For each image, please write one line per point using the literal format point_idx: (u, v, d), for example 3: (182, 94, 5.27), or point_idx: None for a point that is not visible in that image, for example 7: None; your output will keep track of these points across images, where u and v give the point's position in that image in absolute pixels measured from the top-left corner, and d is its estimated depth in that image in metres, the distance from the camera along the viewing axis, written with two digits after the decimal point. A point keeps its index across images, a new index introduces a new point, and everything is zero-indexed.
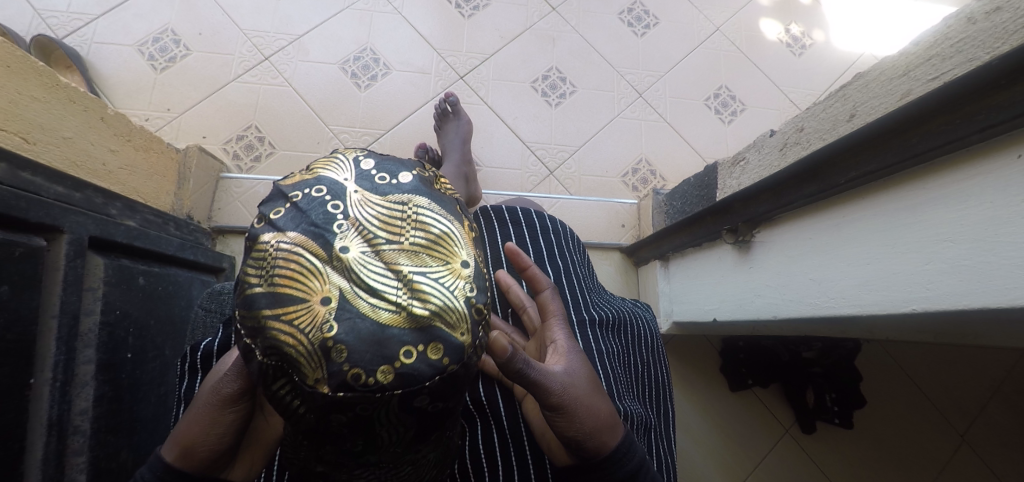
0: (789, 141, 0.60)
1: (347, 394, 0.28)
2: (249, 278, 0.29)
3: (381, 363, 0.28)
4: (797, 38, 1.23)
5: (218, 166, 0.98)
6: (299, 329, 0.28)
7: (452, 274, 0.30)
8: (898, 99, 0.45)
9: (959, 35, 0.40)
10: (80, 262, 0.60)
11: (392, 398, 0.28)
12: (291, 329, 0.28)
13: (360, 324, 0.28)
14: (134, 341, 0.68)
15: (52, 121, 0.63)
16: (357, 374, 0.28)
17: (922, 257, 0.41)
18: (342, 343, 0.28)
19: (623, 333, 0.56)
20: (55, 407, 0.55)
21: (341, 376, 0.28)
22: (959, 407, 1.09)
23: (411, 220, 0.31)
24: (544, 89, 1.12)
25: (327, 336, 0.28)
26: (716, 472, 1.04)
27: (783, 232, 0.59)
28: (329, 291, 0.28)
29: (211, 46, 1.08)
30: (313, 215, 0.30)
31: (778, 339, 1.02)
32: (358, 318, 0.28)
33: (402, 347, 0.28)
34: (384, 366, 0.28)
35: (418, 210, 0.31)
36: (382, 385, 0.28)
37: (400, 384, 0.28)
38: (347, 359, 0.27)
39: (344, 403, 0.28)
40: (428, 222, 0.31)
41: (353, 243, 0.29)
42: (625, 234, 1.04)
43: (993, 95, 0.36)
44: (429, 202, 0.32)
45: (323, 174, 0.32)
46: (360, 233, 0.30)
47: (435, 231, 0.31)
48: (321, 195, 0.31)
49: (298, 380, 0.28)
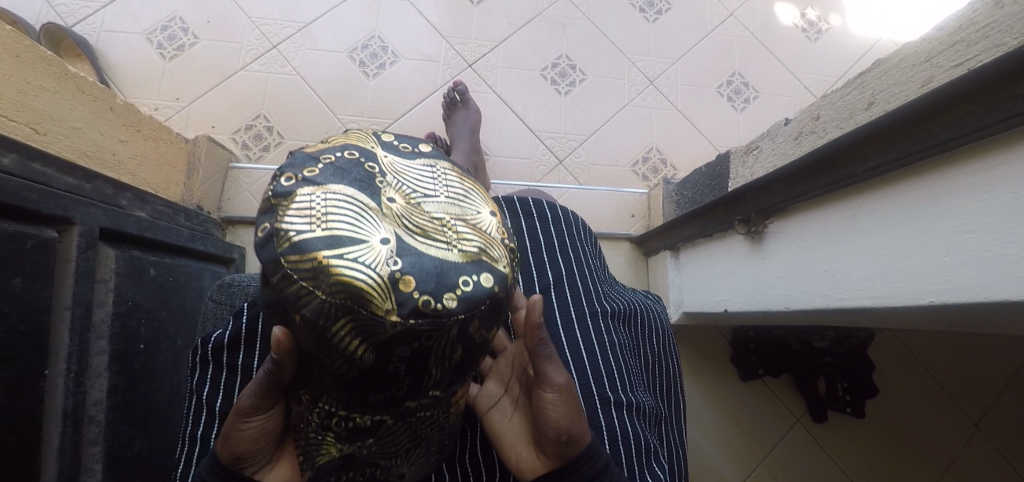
0: (804, 130, 0.58)
1: (419, 322, 0.26)
2: (292, 224, 0.26)
3: (446, 290, 0.26)
4: (813, 23, 1.20)
5: (227, 155, 0.98)
6: (364, 263, 0.25)
7: (488, 222, 0.30)
8: (919, 87, 0.43)
9: (985, 20, 0.38)
10: (91, 254, 0.61)
11: (455, 326, 0.27)
12: (355, 265, 0.25)
13: (423, 259, 0.26)
14: (146, 331, 0.69)
15: (62, 111, 0.63)
16: (429, 301, 0.26)
17: (941, 249, 0.40)
18: (408, 273, 0.25)
19: (635, 324, 0.56)
20: (70, 397, 0.56)
21: (412, 304, 0.25)
22: (975, 397, 1.08)
23: (441, 179, 0.30)
24: (554, 77, 1.10)
25: (393, 268, 0.25)
26: (725, 461, 1.03)
27: (796, 223, 0.58)
28: (385, 231, 0.26)
29: (219, 34, 1.07)
30: (353, 173, 0.28)
31: (789, 329, 1.01)
32: (419, 254, 0.26)
33: (461, 277, 0.27)
34: (450, 293, 0.26)
35: (445, 172, 0.31)
36: (450, 312, 0.26)
37: (465, 310, 0.27)
38: (417, 287, 0.25)
39: (413, 334, 0.26)
40: (455, 182, 0.31)
41: (396, 195, 0.28)
42: (635, 224, 1.02)
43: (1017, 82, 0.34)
44: (451, 167, 0.32)
45: (348, 144, 0.31)
46: (399, 189, 0.29)
47: (462, 187, 0.31)
48: (355, 158, 0.29)
49: (365, 315, 0.25)
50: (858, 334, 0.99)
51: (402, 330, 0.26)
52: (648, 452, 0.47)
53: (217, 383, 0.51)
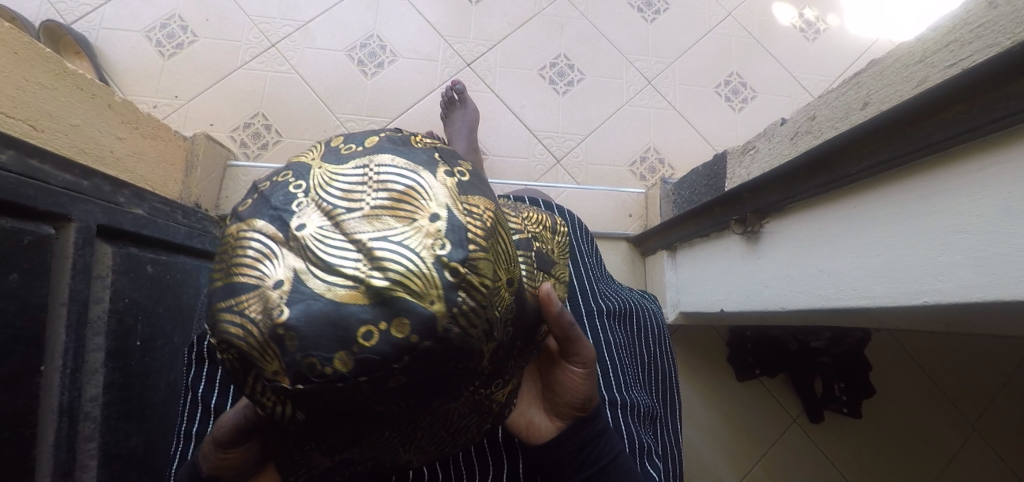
0: (800, 130, 0.58)
1: (304, 386, 0.24)
2: (213, 272, 0.26)
3: (337, 346, 0.24)
4: (811, 23, 1.20)
5: (225, 154, 0.98)
6: (251, 321, 0.24)
7: (420, 233, 0.25)
8: (913, 87, 0.43)
9: (979, 20, 0.38)
10: (88, 251, 0.61)
11: (356, 386, 0.24)
12: (243, 322, 0.24)
13: (314, 306, 0.24)
14: (143, 328, 0.69)
15: (59, 108, 0.63)
16: (312, 365, 0.24)
17: (935, 249, 0.40)
18: (294, 329, 0.23)
19: (630, 323, 0.56)
20: (65, 393, 0.56)
21: (296, 367, 0.24)
22: (971, 397, 1.08)
23: (372, 182, 0.26)
24: (552, 77, 1.11)
25: (277, 321, 0.24)
26: (721, 461, 1.03)
27: (792, 223, 0.58)
28: (282, 274, 0.24)
29: (218, 33, 1.08)
30: (274, 200, 0.26)
31: (786, 329, 1.01)
32: (312, 299, 0.24)
33: (361, 326, 0.24)
34: (340, 352, 0.24)
35: (381, 168, 0.27)
36: (340, 375, 0.24)
37: (362, 364, 0.24)
38: (300, 347, 0.24)
39: (305, 396, 0.24)
40: (390, 179, 0.26)
41: (310, 219, 0.25)
42: (632, 223, 1.03)
43: (1010, 83, 0.35)
44: (394, 159, 0.27)
45: (299, 159, 0.28)
46: (318, 208, 0.26)
47: (402, 186, 0.26)
48: (287, 178, 0.27)
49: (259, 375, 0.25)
50: (856, 334, 1.00)
51: (292, 392, 0.25)
52: (642, 451, 0.47)
53: (214, 379, 0.52)
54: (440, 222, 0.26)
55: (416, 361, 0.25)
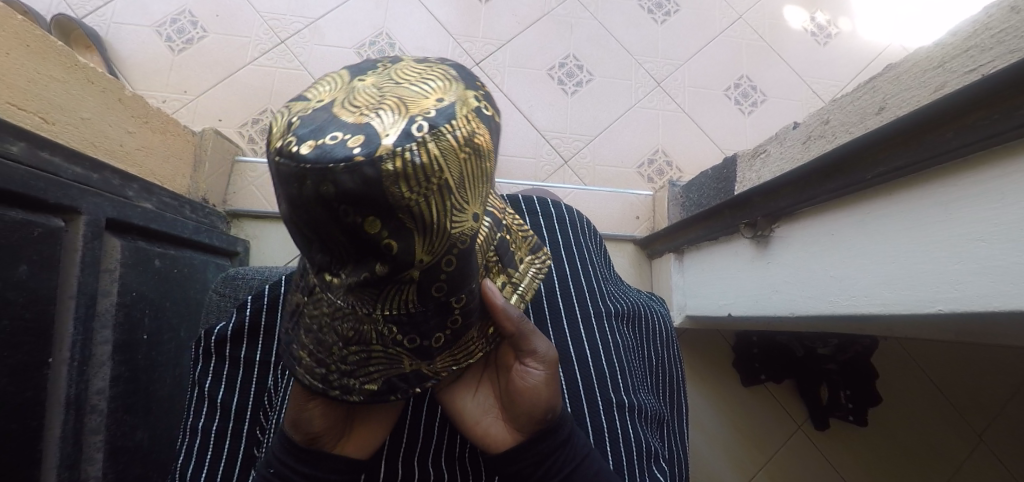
0: (813, 134, 0.58)
1: (279, 165, 0.26)
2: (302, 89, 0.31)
3: (309, 138, 0.25)
4: (823, 27, 1.20)
5: (233, 149, 0.98)
6: (292, 110, 0.28)
7: (426, 102, 0.28)
8: (932, 92, 0.43)
9: (1000, 25, 0.38)
10: (97, 244, 0.61)
11: (310, 193, 0.25)
12: (286, 111, 0.29)
13: (321, 112, 0.27)
14: (150, 322, 0.69)
15: (71, 101, 0.64)
16: (290, 144, 0.26)
17: (952, 256, 0.40)
18: (298, 122, 0.27)
19: (638, 325, 0.55)
20: (73, 385, 0.57)
21: (280, 148, 0.26)
22: (980, 406, 1.07)
23: (427, 72, 0.30)
24: (561, 77, 1.10)
25: (294, 117, 0.27)
26: (725, 467, 1.03)
27: (802, 227, 0.57)
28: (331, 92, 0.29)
29: (228, 29, 1.08)
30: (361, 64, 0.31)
31: (792, 335, 1.01)
32: (324, 110, 0.27)
33: (332, 132, 0.26)
34: (310, 143, 0.25)
35: (443, 70, 0.31)
36: (299, 162, 0.25)
37: (313, 164, 0.25)
38: (294, 134, 0.26)
39: (278, 178, 0.26)
40: (440, 75, 0.30)
41: (370, 75, 0.30)
42: (639, 226, 1.02)
43: None
44: (453, 71, 0.31)
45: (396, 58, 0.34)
46: (380, 72, 0.30)
47: (442, 80, 0.30)
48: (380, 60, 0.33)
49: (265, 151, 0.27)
50: (862, 342, 0.97)
51: (274, 168, 0.26)
52: (649, 455, 0.47)
53: (220, 375, 0.52)
54: (443, 104, 0.28)
55: (355, 198, 0.25)
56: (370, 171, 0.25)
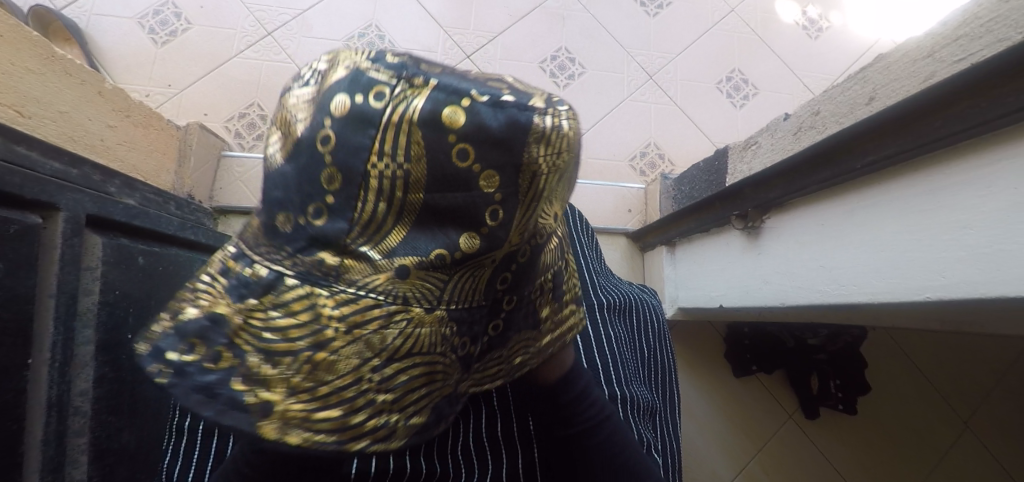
0: (804, 126, 0.57)
1: (461, 155, 0.30)
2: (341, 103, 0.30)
3: (482, 136, 0.30)
4: (814, 20, 1.20)
5: (219, 144, 0.96)
6: (406, 114, 0.29)
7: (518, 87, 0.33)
8: (921, 82, 0.41)
9: (991, 14, 0.36)
10: (77, 241, 0.59)
11: (501, 175, 0.31)
12: (393, 120, 0.29)
13: (458, 95, 0.30)
14: (135, 321, 0.68)
15: (47, 94, 0.62)
16: (465, 138, 0.29)
17: (939, 245, 0.40)
18: (450, 113, 0.29)
19: (629, 317, 0.55)
20: (54, 387, 0.55)
21: (456, 143, 0.29)
22: (966, 395, 1.09)
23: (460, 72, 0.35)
24: (552, 69, 1.09)
25: (429, 113, 0.29)
26: (717, 458, 1.04)
27: (793, 219, 0.57)
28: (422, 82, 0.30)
29: (213, 21, 1.06)
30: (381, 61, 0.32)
31: (783, 326, 1.02)
32: (459, 97, 0.29)
33: (505, 119, 0.30)
34: (484, 148, 0.30)
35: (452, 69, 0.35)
36: (486, 159, 0.30)
37: (510, 148, 0.30)
38: (460, 128, 0.29)
39: (458, 167, 0.30)
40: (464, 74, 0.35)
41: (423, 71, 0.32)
42: (632, 219, 1.02)
43: (1019, 76, 0.34)
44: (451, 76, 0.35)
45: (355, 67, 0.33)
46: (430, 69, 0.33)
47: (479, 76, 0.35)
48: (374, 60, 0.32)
49: (404, 155, 0.30)
50: (853, 332, 0.99)
51: (453, 163, 0.30)
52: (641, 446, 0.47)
53: None
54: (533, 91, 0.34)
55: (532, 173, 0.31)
56: (523, 120, 0.30)
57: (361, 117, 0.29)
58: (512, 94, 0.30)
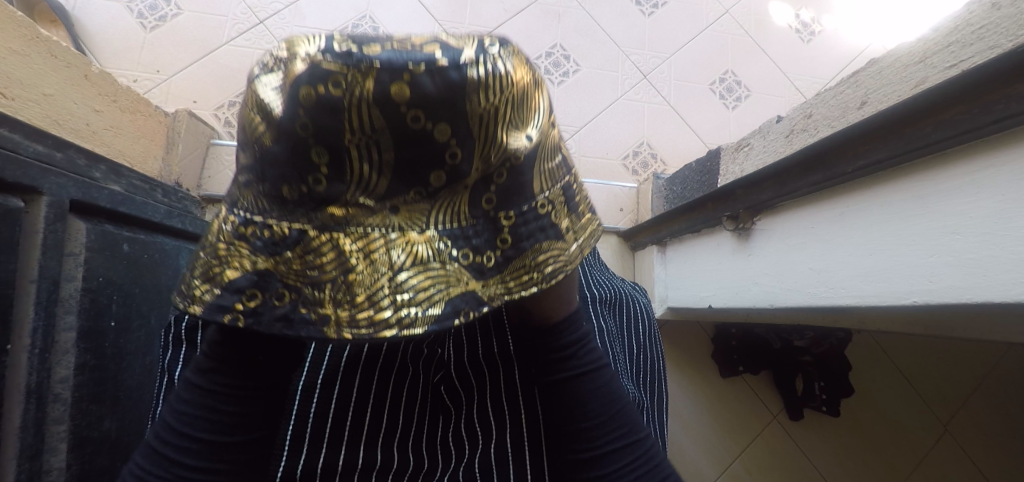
0: (796, 128, 0.58)
1: (406, 109, 0.31)
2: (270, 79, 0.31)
3: (429, 92, 0.31)
4: (807, 24, 1.21)
5: (208, 131, 0.95)
6: (349, 83, 0.30)
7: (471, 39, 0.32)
8: (912, 87, 0.43)
9: (982, 21, 0.38)
10: (60, 226, 0.58)
11: (457, 115, 0.32)
12: (338, 89, 0.30)
13: (403, 62, 0.30)
14: (119, 308, 0.67)
15: (31, 76, 0.60)
16: (405, 88, 0.30)
17: (926, 250, 0.41)
18: (398, 81, 0.30)
19: (620, 311, 0.55)
20: (34, 373, 0.54)
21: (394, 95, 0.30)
22: (945, 397, 1.11)
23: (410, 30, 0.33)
24: (547, 66, 1.09)
25: (373, 75, 0.30)
26: (701, 456, 1.05)
27: (782, 221, 0.58)
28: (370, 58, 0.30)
29: (204, 7, 1.04)
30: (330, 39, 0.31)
31: (770, 327, 1.03)
32: (403, 64, 0.30)
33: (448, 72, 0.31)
34: (434, 103, 0.31)
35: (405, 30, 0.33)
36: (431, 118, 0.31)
37: (463, 104, 0.31)
38: (410, 82, 0.30)
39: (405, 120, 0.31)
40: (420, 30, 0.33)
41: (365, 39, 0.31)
42: (623, 218, 1.02)
43: (1008, 85, 0.35)
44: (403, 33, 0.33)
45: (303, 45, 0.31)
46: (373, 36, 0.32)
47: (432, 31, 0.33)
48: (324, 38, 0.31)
49: (359, 104, 0.30)
50: (838, 334, 1.00)
51: (408, 118, 0.31)
52: None
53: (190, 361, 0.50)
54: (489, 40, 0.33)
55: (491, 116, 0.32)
56: (456, 79, 0.31)
57: (316, 93, 0.30)
58: (443, 53, 0.31)
